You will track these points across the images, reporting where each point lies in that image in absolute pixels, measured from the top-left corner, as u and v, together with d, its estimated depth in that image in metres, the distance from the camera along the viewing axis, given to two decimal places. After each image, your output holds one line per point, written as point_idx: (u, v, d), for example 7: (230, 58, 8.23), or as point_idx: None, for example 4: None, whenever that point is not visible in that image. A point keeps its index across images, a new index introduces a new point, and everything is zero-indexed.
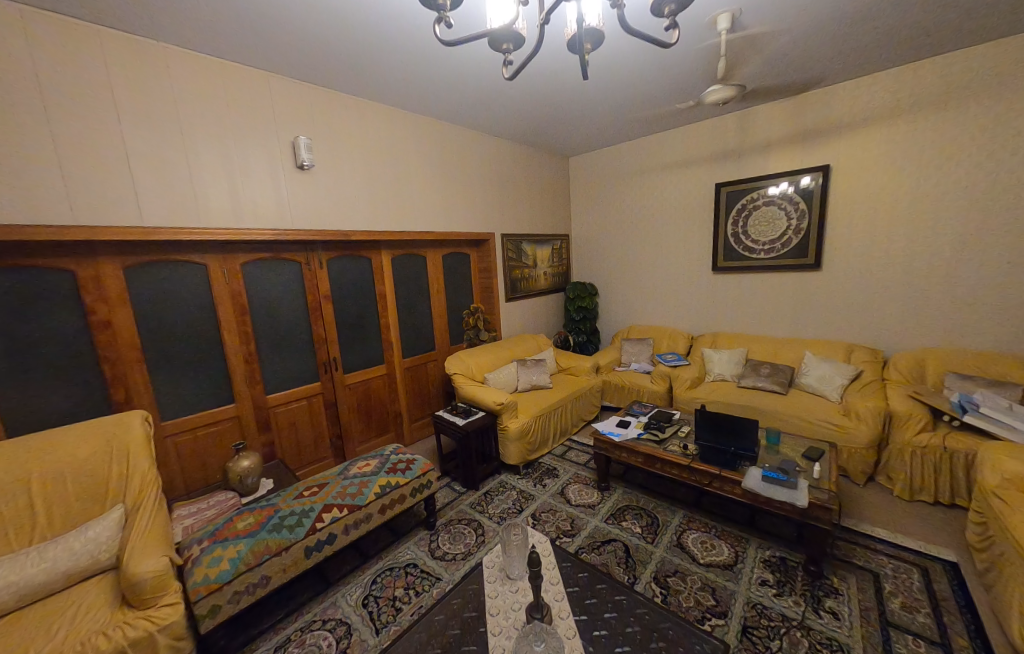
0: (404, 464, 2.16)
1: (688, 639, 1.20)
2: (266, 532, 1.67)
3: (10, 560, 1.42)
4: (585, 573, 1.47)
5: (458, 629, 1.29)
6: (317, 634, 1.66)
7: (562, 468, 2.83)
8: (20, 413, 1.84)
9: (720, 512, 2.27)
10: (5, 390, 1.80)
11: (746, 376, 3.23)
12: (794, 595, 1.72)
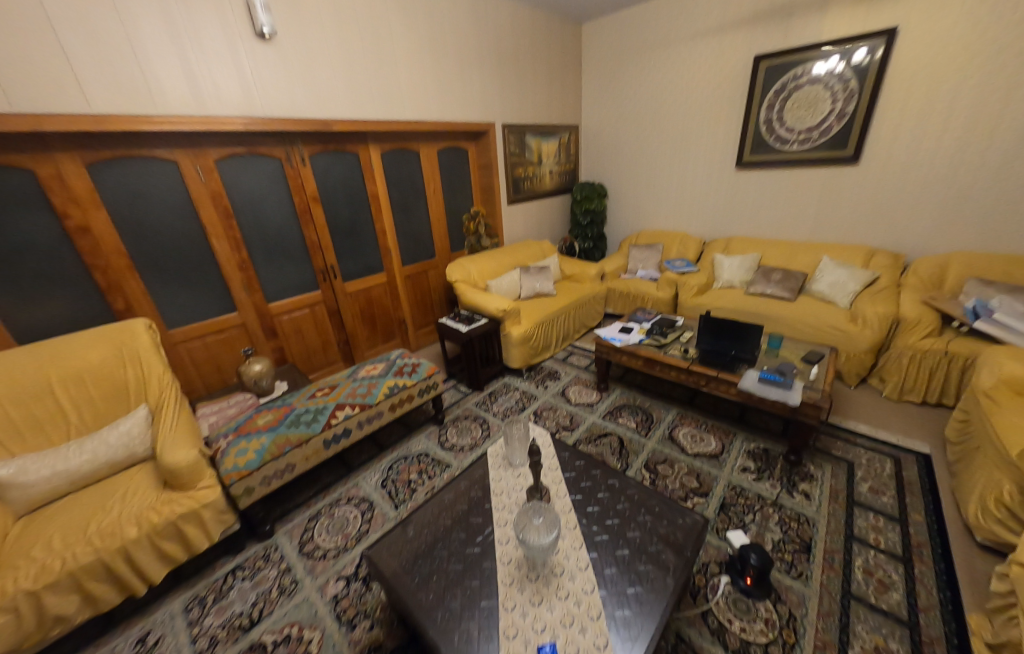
0: (411, 367, 2.23)
1: (673, 514, 1.33)
2: (285, 428, 1.78)
3: (56, 451, 1.56)
4: (581, 461, 1.59)
5: (466, 505, 1.44)
6: (343, 508, 1.89)
7: (564, 371, 2.94)
8: (24, 321, 1.84)
9: (712, 410, 2.39)
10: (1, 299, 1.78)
11: (756, 282, 3.13)
12: (772, 479, 1.88)
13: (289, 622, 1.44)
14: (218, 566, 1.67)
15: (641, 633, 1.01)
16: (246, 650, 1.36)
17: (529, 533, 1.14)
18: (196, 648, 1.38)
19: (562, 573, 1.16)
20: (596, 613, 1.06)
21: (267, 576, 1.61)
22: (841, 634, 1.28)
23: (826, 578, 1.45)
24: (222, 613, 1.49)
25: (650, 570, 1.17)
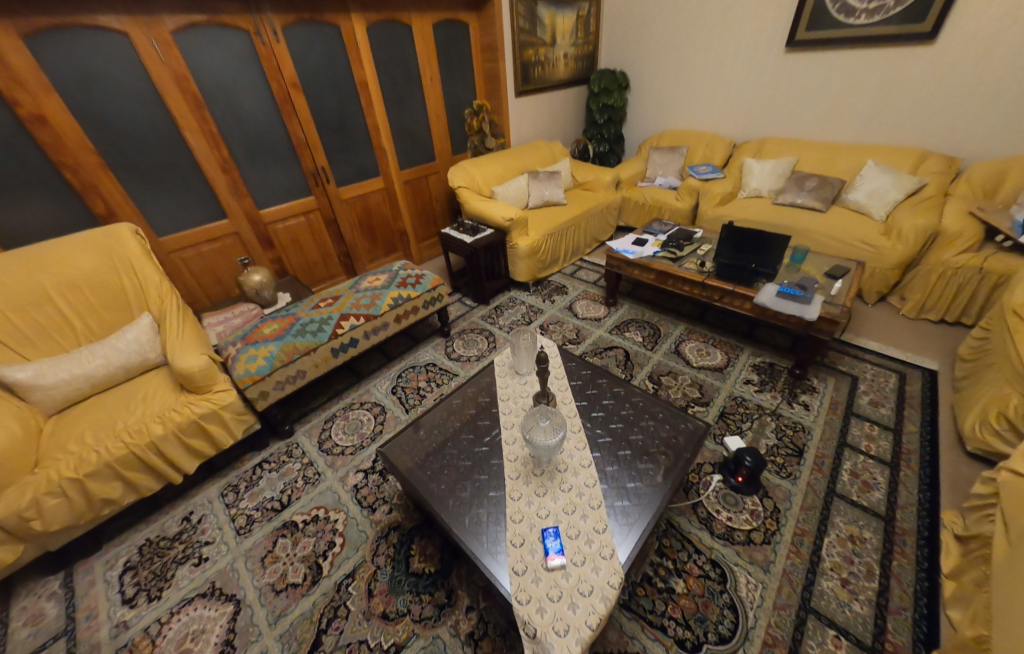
0: (414, 279, 2.15)
1: (675, 420, 1.36)
2: (291, 337, 1.78)
3: (69, 356, 1.58)
4: (587, 370, 1.59)
5: (473, 410, 1.49)
6: (357, 411, 1.99)
7: (571, 286, 2.85)
8: (3, 224, 1.74)
9: (722, 325, 2.35)
10: None
11: (786, 191, 2.86)
12: (774, 391, 1.91)
13: (315, 506, 1.59)
14: (245, 460, 1.81)
15: (638, 521, 1.09)
16: (280, 527, 1.53)
17: (536, 433, 1.16)
18: (235, 524, 1.55)
19: (566, 469, 1.22)
20: (596, 503, 1.12)
21: (291, 469, 1.75)
22: (820, 524, 1.39)
23: (814, 478, 1.53)
24: (255, 498, 1.64)
25: (650, 468, 1.22)
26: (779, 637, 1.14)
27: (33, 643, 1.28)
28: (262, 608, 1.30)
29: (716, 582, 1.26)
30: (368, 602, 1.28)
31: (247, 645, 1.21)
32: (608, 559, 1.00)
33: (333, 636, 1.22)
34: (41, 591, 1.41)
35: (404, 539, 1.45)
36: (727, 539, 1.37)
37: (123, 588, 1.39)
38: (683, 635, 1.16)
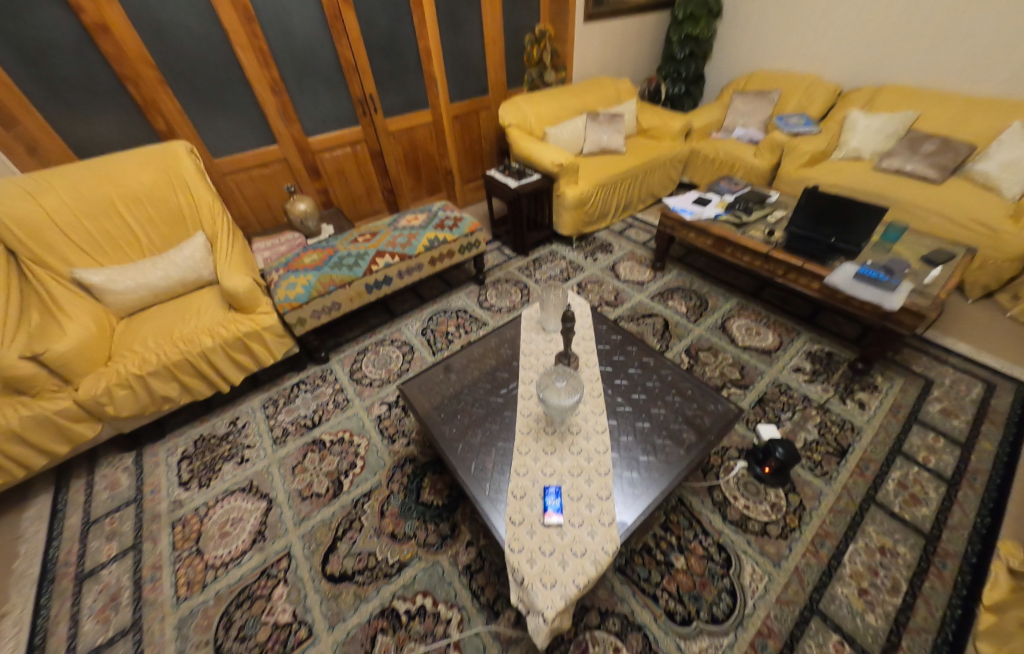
0: (453, 222, 2.09)
1: (704, 400, 1.27)
2: (329, 269, 1.82)
3: (136, 267, 1.72)
4: (618, 335, 1.51)
5: (494, 362, 1.47)
6: (387, 348, 2.05)
7: (618, 245, 2.66)
8: (79, 136, 1.85)
9: (780, 305, 2.12)
10: (51, 109, 1.76)
11: (894, 155, 2.39)
12: (826, 383, 1.73)
13: (341, 428, 1.70)
14: (285, 378, 1.96)
15: (645, 494, 1.05)
16: (309, 443, 1.66)
17: (550, 393, 1.12)
18: (273, 434, 1.71)
19: (578, 432, 1.19)
20: (604, 470, 1.09)
21: (325, 392, 1.87)
22: (848, 529, 1.29)
23: (852, 481, 1.41)
24: (291, 413, 1.79)
25: (668, 444, 1.16)
26: (775, 629, 1.11)
27: (111, 504, 1.53)
28: (290, 509, 1.45)
29: (719, 566, 1.23)
30: (380, 521, 1.39)
31: (275, 538, 1.37)
32: (607, 526, 0.99)
33: (347, 544, 1.34)
34: (118, 464, 1.66)
35: (418, 472, 1.53)
36: (739, 526, 1.32)
37: (180, 473, 1.61)
38: (674, 607, 1.16)
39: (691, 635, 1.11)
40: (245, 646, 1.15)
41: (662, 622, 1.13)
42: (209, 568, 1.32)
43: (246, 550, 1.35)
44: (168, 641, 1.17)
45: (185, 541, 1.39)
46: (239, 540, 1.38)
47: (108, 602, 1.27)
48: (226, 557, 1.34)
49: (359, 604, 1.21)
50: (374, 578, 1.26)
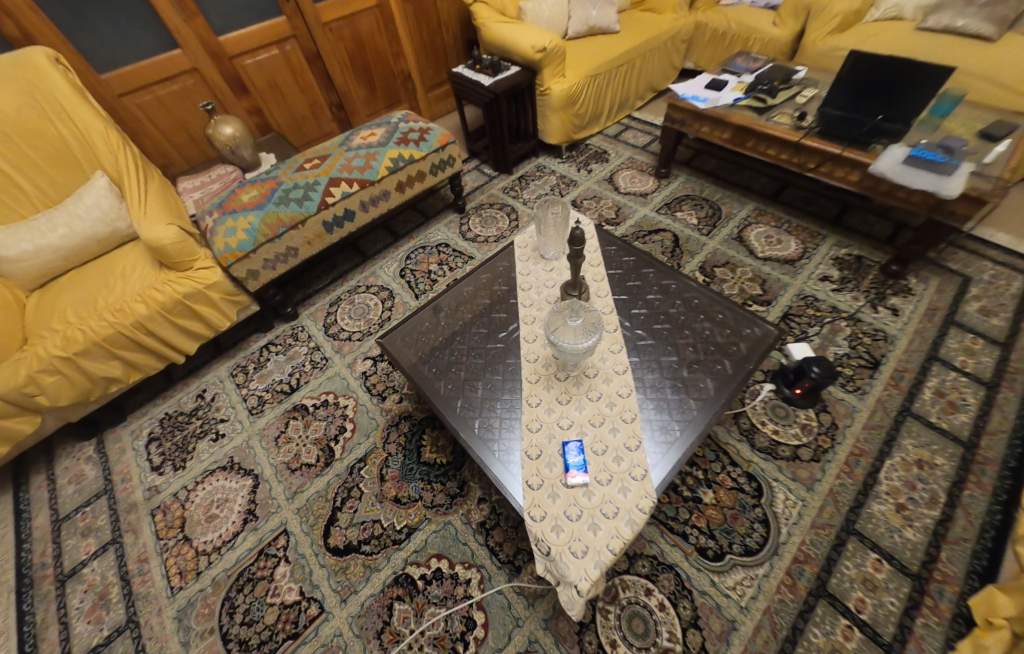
0: (418, 134, 1.71)
1: (739, 324, 1.08)
2: (273, 205, 1.48)
3: (28, 225, 1.37)
4: (631, 258, 1.27)
5: (488, 302, 1.25)
6: (363, 296, 1.80)
7: (614, 152, 2.30)
8: None
9: (802, 207, 1.87)
10: None
11: (942, 9, 1.98)
12: (856, 292, 1.56)
13: (323, 390, 1.51)
14: (251, 341, 1.71)
15: (681, 438, 0.90)
16: (290, 410, 1.48)
17: (563, 335, 0.91)
18: (248, 404, 1.52)
19: (596, 375, 1.01)
20: (631, 416, 0.93)
21: (299, 352, 1.65)
22: (883, 445, 1.21)
23: (886, 395, 1.30)
24: (264, 379, 1.58)
25: (702, 378, 0.99)
26: (812, 555, 1.05)
27: (80, 498, 1.37)
28: (279, 484, 1.31)
29: (751, 496, 1.15)
30: (380, 487, 1.27)
31: (268, 516, 1.25)
32: (640, 480, 0.84)
33: (347, 514, 1.23)
34: (79, 454, 1.48)
35: (416, 429, 1.38)
36: (770, 453, 1.22)
37: (151, 457, 1.44)
38: (705, 543, 1.09)
39: (725, 569, 1.05)
40: (254, 630, 1.07)
41: (694, 559, 1.07)
42: (200, 554, 1.21)
43: (238, 531, 1.23)
44: (170, 634, 1.09)
45: (169, 529, 1.27)
46: (229, 522, 1.25)
47: (97, 600, 1.17)
48: (217, 541, 1.23)
49: (369, 575, 1.12)
50: (382, 546, 1.16)
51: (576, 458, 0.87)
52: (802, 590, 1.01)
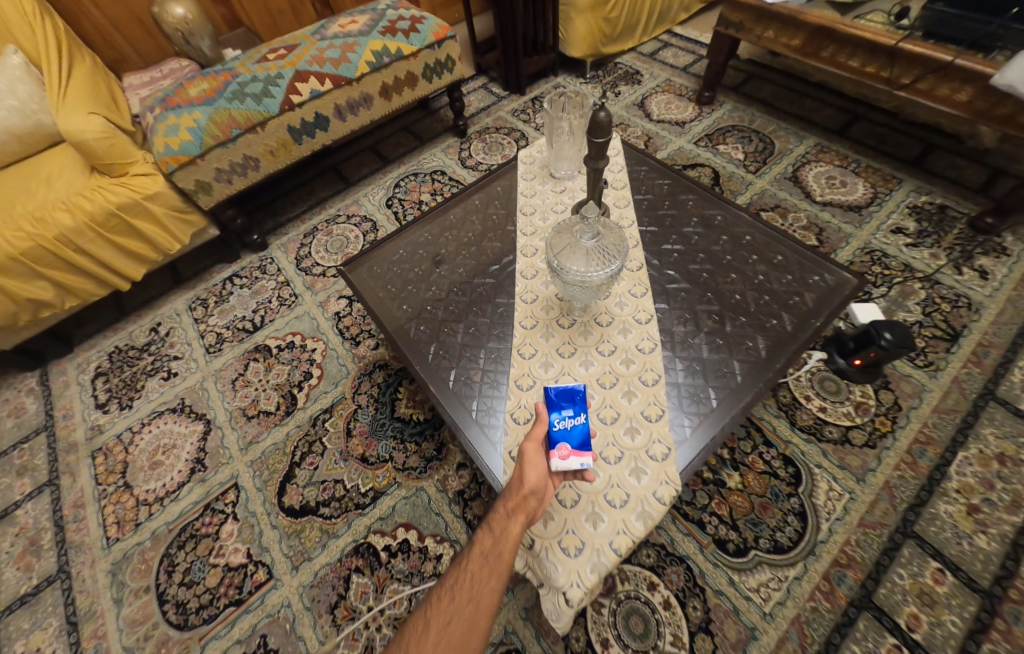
0: (409, 24, 1.38)
1: (802, 268, 0.82)
2: (225, 100, 1.20)
3: None
4: (666, 182, 1.00)
5: (481, 228, 1.00)
6: (342, 227, 1.55)
7: (648, 73, 1.93)
8: None
9: (876, 144, 1.53)
10: None
11: None
12: (936, 248, 1.27)
13: (290, 330, 1.31)
14: (214, 271, 1.50)
15: (716, 412, 0.67)
16: (251, 350, 1.29)
17: (571, 259, 0.65)
18: (205, 342, 1.33)
19: (610, 324, 0.77)
20: (653, 378, 0.70)
21: (266, 287, 1.43)
22: (957, 434, 0.98)
23: (965, 373, 1.05)
24: (225, 315, 1.38)
25: (751, 335, 0.75)
26: (856, 558, 0.86)
27: (18, 433, 1.23)
28: (233, 432, 1.14)
29: (786, 484, 0.95)
30: (346, 442, 1.09)
31: (218, 467, 1.09)
32: (660, 462, 0.63)
33: (307, 472, 1.06)
34: (20, 385, 1.32)
35: (391, 380, 1.19)
36: (812, 434, 1.01)
37: (96, 393, 1.28)
38: (725, 535, 0.90)
39: (747, 568, 0.86)
40: (193, 592, 0.94)
41: (711, 552, 0.89)
42: (141, 504, 1.06)
43: (184, 482, 1.08)
44: (102, 590, 0.97)
45: (110, 474, 1.12)
46: (175, 471, 1.10)
47: (28, 546, 1.04)
48: (160, 491, 1.08)
49: (327, 540, 0.97)
50: (343, 510, 1.00)
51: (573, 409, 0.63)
52: (840, 599, 0.82)
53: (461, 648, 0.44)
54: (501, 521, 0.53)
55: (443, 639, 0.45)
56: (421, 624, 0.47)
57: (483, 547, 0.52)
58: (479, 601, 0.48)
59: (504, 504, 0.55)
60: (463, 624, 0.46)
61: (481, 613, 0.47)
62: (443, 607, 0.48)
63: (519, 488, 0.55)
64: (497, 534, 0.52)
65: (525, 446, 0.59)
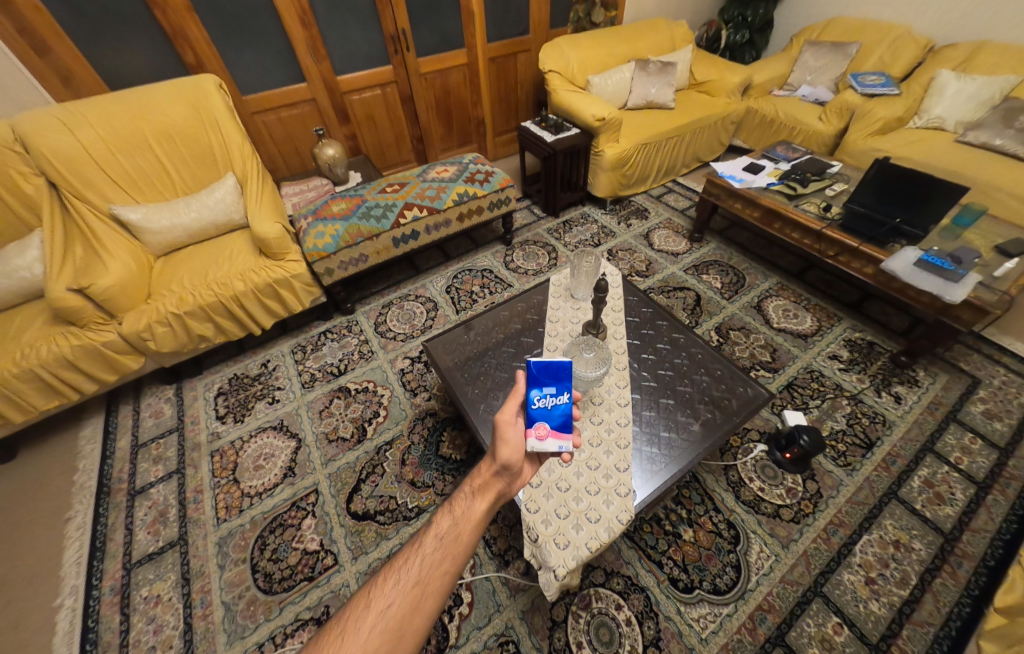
0: (483, 176, 2.01)
1: (733, 381, 1.23)
2: (356, 218, 1.78)
3: (172, 206, 1.73)
4: (649, 309, 1.46)
5: (520, 325, 1.46)
6: (412, 304, 2.05)
7: (654, 211, 2.53)
8: (119, 72, 1.86)
9: (824, 288, 1.99)
10: (97, 47, 1.78)
11: (981, 127, 2.06)
12: (862, 374, 1.66)
13: (366, 378, 1.75)
14: (313, 326, 2.00)
15: (663, 470, 1.05)
16: (335, 389, 1.72)
17: (575, 363, 1.12)
18: (302, 379, 1.77)
19: (601, 403, 1.17)
20: (625, 442, 1.09)
21: (350, 342, 1.90)
22: (863, 521, 1.28)
23: (875, 475, 1.38)
24: (319, 360, 1.84)
25: (692, 423, 1.14)
26: (775, 605, 1.14)
27: (157, 430, 1.65)
28: (317, 449, 1.53)
29: (727, 542, 1.26)
30: (401, 468, 1.46)
31: (304, 475, 1.47)
32: (623, 497, 0.99)
33: (369, 487, 1.42)
34: (161, 394, 1.78)
35: (438, 426, 1.58)
36: (752, 507, 1.33)
37: (217, 407, 1.71)
38: (677, 575, 1.20)
39: (691, 602, 1.15)
40: (278, 566, 1.27)
41: (665, 587, 1.18)
42: (245, 495, 1.43)
43: (278, 483, 1.46)
44: (210, 556, 1.30)
45: (223, 470, 1.51)
46: (272, 474, 1.48)
47: (158, 516, 1.41)
48: (260, 487, 1.45)
49: (380, 541, 1.30)
50: (394, 519, 1.34)
51: (554, 390, 0.83)
52: (760, 635, 1.09)
53: (407, 624, 0.58)
54: (460, 506, 0.72)
55: (382, 618, 0.58)
56: (363, 603, 0.59)
57: (439, 529, 0.68)
58: (425, 588, 0.62)
59: (467, 488, 0.74)
60: (406, 605, 0.60)
61: (425, 597, 0.61)
62: (390, 587, 0.61)
63: (485, 474, 0.77)
64: (454, 520, 0.69)
65: (500, 420, 0.79)
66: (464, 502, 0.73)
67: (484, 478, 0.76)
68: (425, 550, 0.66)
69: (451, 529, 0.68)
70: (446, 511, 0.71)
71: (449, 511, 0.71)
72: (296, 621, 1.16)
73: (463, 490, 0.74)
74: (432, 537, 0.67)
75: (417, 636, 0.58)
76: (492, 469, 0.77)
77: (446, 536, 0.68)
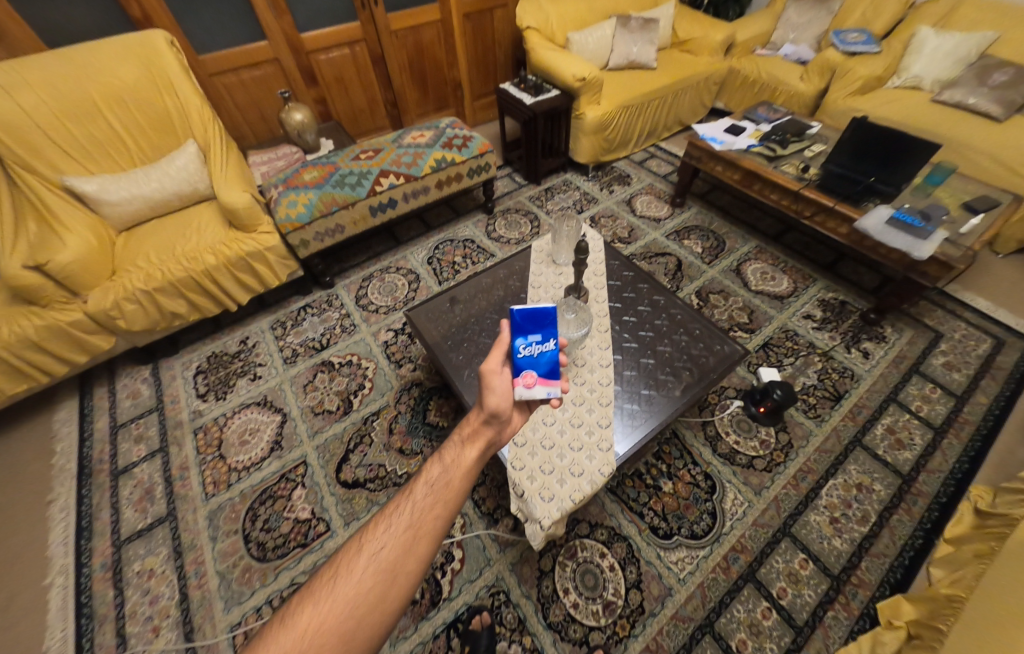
0: (461, 140, 1.94)
1: (712, 338, 1.26)
2: (330, 187, 1.71)
3: (130, 176, 1.63)
4: (630, 273, 1.47)
5: (502, 293, 1.45)
6: (393, 276, 2.02)
7: (636, 177, 2.50)
8: (56, 27, 1.70)
9: (800, 250, 2.03)
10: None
11: (956, 86, 2.07)
12: (834, 332, 1.72)
13: (349, 351, 1.74)
14: (291, 301, 1.95)
15: (643, 425, 1.08)
16: (318, 363, 1.71)
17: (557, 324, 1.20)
18: (283, 354, 1.75)
19: (583, 364, 1.19)
20: (607, 401, 1.12)
21: (331, 316, 1.87)
22: (830, 467, 1.36)
23: (842, 425, 1.46)
24: (300, 335, 1.81)
25: (672, 381, 1.17)
26: (748, 546, 1.22)
27: (136, 411, 1.62)
28: (303, 423, 1.53)
29: (704, 491, 1.33)
30: (388, 437, 1.48)
31: (292, 448, 1.47)
32: (605, 451, 1.02)
33: (358, 456, 1.44)
34: (137, 375, 1.73)
35: (423, 395, 1.59)
36: (727, 459, 1.40)
37: (197, 386, 1.68)
38: (658, 523, 1.27)
39: (670, 547, 1.22)
40: (271, 535, 1.29)
41: (646, 535, 1.25)
42: (232, 470, 1.43)
43: (265, 457, 1.46)
44: (201, 529, 1.31)
45: (209, 446, 1.50)
46: (258, 448, 1.48)
47: (144, 494, 1.40)
48: (247, 462, 1.45)
49: (371, 507, 1.33)
50: (384, 486, 1.37)
51: (539, 338, 0.86)
52: (733, 573, 1.17)
53: (400, 562, 0.59)
54: (451, 454, 0.73)
55: (375, 560, 0.59)
56: (355, 548, 0.60)
57: (430, 477, 0.69)
58: (417, 530, 0.62)
59: (456, 438, 0.75)
60: (398, 547, 0.60)
61: (418, 539, 0.61)
62: (381, 530, 0.62)
63: (472, 423, 0.77)
64: (444, 468, 0.70)
65: (486, 370, 0.78)
66: (454, 451, 0.73)
67: (473, 427, 0.76)
68: (416, 496, 0.66)
69: (442, 476, 0.69)
70: (437, 461, 0.72)
71: (439, 460, 0.72)
72: (292, 585, 1.19)
73: (452, 440, 0.75)
74: (423, 484, 0.68)
75: (410, 574, 0.58)
76: (481, 418, 0.77)
77: (437, 483, 0.68)
